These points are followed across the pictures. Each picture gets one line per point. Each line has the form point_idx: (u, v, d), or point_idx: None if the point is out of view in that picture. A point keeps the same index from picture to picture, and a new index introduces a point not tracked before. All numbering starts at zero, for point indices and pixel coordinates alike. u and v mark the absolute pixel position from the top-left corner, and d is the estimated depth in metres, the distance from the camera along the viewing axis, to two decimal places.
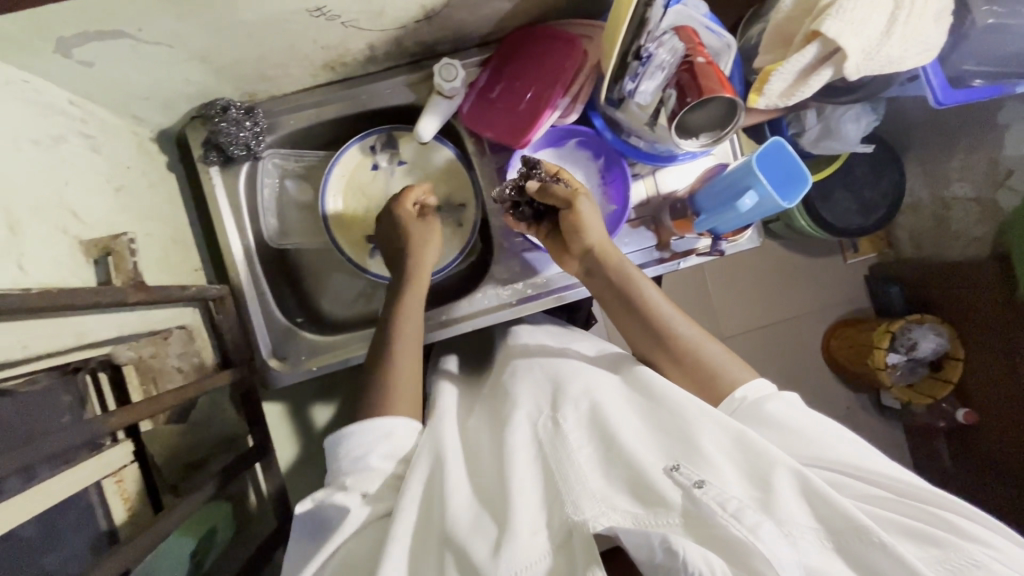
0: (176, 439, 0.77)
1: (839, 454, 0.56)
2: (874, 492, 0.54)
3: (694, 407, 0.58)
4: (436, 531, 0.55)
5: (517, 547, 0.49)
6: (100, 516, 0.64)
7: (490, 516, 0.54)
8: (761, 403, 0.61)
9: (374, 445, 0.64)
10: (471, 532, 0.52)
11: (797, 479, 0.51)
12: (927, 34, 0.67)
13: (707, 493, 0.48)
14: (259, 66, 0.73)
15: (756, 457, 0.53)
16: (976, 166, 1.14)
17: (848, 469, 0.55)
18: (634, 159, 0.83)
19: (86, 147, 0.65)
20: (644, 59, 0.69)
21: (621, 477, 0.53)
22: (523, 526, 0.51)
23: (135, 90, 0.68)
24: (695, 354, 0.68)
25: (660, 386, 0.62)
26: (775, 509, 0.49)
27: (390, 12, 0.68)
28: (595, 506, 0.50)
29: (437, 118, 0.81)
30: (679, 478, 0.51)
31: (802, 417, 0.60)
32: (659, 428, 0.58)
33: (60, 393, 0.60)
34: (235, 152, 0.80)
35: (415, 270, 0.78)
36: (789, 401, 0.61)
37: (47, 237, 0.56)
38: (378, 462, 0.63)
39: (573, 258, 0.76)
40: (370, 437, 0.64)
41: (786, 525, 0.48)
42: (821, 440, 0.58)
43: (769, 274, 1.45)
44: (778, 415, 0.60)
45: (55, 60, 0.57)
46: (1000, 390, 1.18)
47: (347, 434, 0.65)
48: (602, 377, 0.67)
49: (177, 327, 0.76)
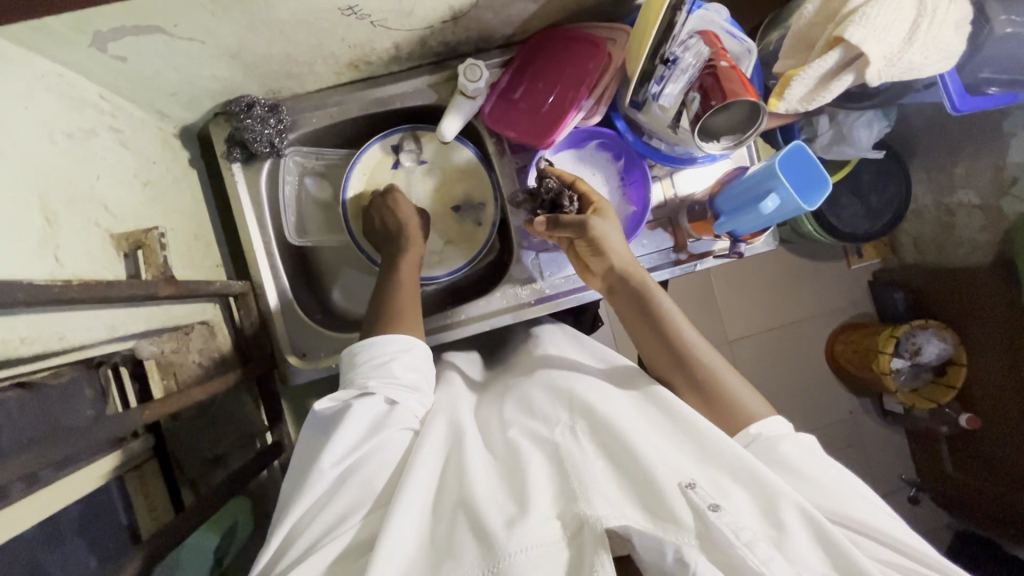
0: (196, 435, 0.77)
1: (850, 506, 0.55)
2: (888, 557, 0.52)
3: (713, 430, 0.57)
4: (451, 500, 0.55)
5: (530, 526, 0.49)
6: (122, 510, 0.64)
7: (507, 494, 0.54)
8: (777, 443, 0.59)
9: (396, 355, 0.66)
10: (486, 502, 0.52)
11: (812, 520, 0.50)
12: (947, 42, 0.68)
13: (721, 518, 0.48)
14: (286, 63, 0.73)
15: (770, 489, 0.52)
16: (980, 173, 1.16)
17: (865, 529, 0.53)
18: (654, 161, 0.84)
19: (115, 142, 0.65)
20: (671, 63, 0.70)
21: (634, 489, 0.52)
22: (537, 511, 0.50)
23: (164, 85, 0.69)
24: (713, 385, 0.65)
25: (678, 405, 0.61)
26: (786, 547, 0.48)
27: (420, 11, 0.69)
28: (610, 506, 0.50)
29: (460, 118, 0.81)
30: (693, 498, 0.50)
31: (815, 463, 0.58)
32: (676, 448, 0.57)
33: (83, 386, 0.59)
34: (258, 149, 0.80)
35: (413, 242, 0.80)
36: (803, 445, 0.60)
37: (80, 230, 0.56)
38: (399, 371, 0.65)
39: (593, 275, 0.74)
40: (393, 349, 0.66)
41: (795, 564, 0.47)
42: (839, 491, 0.56)
43: (775, 278, 1.46)
44: (791, 457, 0.58)
45: (90, 54, 0.58)
46: (1002, 395, 1.20)
47: (371, 344, 0.67)
48: (615, 391, 0.66)
49: (199, 323, 0.76)
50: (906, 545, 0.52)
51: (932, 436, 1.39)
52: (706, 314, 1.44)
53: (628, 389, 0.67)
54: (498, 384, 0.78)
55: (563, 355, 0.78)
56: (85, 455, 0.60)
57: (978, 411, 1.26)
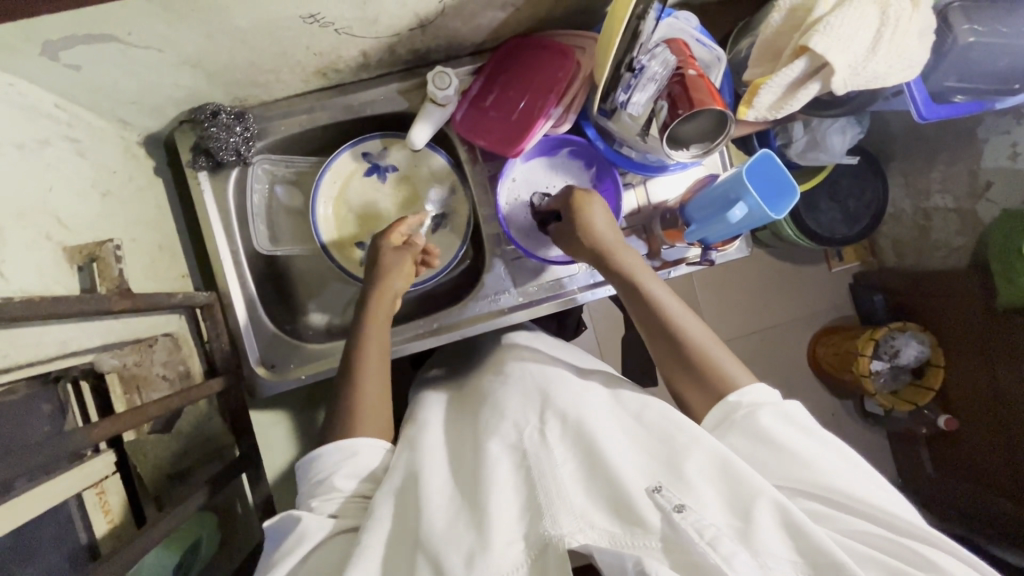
0: (159, 449, 0.75)
1: (835, 481, 0.53)
2: (865, 528, 0.51)
3: (683, 432, 0.57)
4: (410, 531, 0.55)
5: (493, 556, 0.49)
6: (80, 530, 0.63)
7: (466, 519, 0.53)
8: (753, 415, 0.59)
9: (340, 467, 0.62)
10: (447, 534, 0.52)
11: (780, 510, 0.49)
12: (911, 50, 0.68)
13: (686, 518, 0.48)
14: (251, 71, 0.72)
15: (738, 483, 0.51)
16: (956, 178, 1.17)
17: (839, 500, 0.53)
18: (625, 169, 0.84)
19: (71, 151, 0.64)
20: (637, 71, 0.69)
21: (602, 494, 0.52)
22: (500, 536, 0.51)
23: (123, 94, 0.67)
24: (702, 359, 0.65)
25: (655, 410, 0.62)
26: (753, 540, 0.47)
27: (384, 20, 0.68)
28: (573, 521, 0.49)
29: (429, 127, 0.80)
30: (660, 500, 0.50)
31: (801, 436, 0.57)
32: (646, 449, 0.57)
33: (39, 402, 0.58)
34: (224, 158, 0.79)
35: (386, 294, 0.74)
36: (788, 416, 0.59)
37: (29, 243, 0.54)
38: (345, 483, 0.61)
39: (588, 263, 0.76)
40: (336, 459, 0.63)
41: (762, 556, 0.46)
42: (815, 461, 0.55)
43: (756, 282, 1.46)
44: (777, 431, 0.57)
45: (41, 63, 0.56)
46: (980, 397, 1.21)
47: (317, 456, 0.64)
48: (590, 390, 0.67)
49: (163, 334, 0.75)
50: (886, 519, 0.51)
51: (912, 437, 1.40)
52: None
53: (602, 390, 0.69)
54: (470, 394, 0.77)
55: (546, 351, 0.79)
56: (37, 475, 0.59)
57: (957, 412, 1.27)
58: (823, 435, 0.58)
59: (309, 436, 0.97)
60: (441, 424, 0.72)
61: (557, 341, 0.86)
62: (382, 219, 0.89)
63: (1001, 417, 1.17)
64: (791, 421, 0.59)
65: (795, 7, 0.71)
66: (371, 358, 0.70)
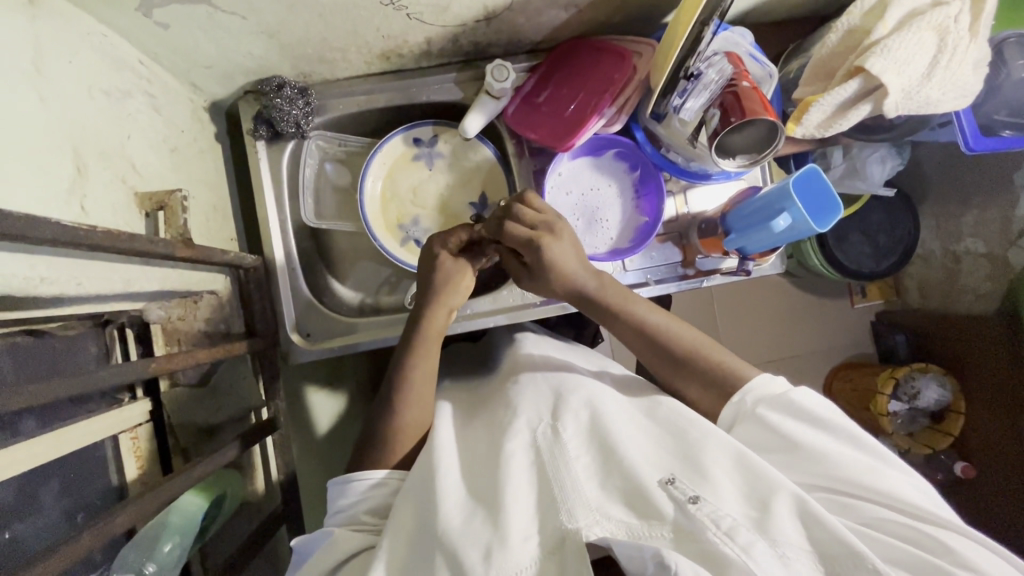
0: (192, 403, 0.76)
1: (848, 472, 0.54)
2: (882, 514, 0.52)
3: (695, 428, 0.58)
4: (425, 522, 0.55)
5: (508, 551, 0.49)
6: (112, 471, 0.65)
7: (482, 516, 0.53)
8: (759, 411, 0.60)
9: (356, 504, 0.63)
10: (463, 532, 0.52)
11: (795, 500, 0.50)
12: (964, 80, 0.70)
13: (701, 509, 0.48)
14: (320, 47, 0.75)
15: (756, 479, 0.52)
16: (990, 223, 1.15)
17: (853, 489, 0.54)
18: (670, 173, 0.86)
19: (149, 106, 0.67)
20: (694, 77, 0.72)
21: (618, 489, 0.53)
22: (516, 532, 0.51)
23: (201, 58, 0.71)
24: (695, 359, 0.68)
25: (666, 407, 0.63)
26: (769, 529, 0.48)
27: (455, 9, 0.71)
28: (589, 515, 0.50)
29: (482, 117, 0.83)
30: (673, 492, 0.51)
31: (808, 426, 0.57)
32: (663, 448, 0.58)
33: (88, 343, 0.63)
34: (284, 129, 0.82)
35: (449, 307, 0.75)
36: (787, 406, 0.59)
37: (107, 183, 0.58)
38: (368, 516, 0.62)
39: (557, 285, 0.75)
40: (354, 495, 0.63)
41: (780, 546, 0.47)
42: (828, 455, 0.55)
43: (777, 309, 1.46)
44: (779, 423, 0.58)
45: (136, 18, 0.60)
46: (1002, 446, 1.18)
47: (339, 489, 0.64)
48: (602, 388, 0.68)
49: (209, 292, 0.77)
50: (900, 503, 0.52)
51: None
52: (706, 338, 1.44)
53: (633, 397, 0.68)
54: (488, 394, 0.76)
55: (565, 354, 0.81)
56: (77, 410, 0.62)
57: (975, 460, 1.25)
58: (830, 421, 0.58)
59: (324, 410, 0.99)
60: (459, 421, 0.71)
61: (572, 345, 0.89)
62: (426, 204, 0.91)
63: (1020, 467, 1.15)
64: (795, 412, 0.58)
65: (852, 28, 0.73)
66: (425, 347, 0.73)
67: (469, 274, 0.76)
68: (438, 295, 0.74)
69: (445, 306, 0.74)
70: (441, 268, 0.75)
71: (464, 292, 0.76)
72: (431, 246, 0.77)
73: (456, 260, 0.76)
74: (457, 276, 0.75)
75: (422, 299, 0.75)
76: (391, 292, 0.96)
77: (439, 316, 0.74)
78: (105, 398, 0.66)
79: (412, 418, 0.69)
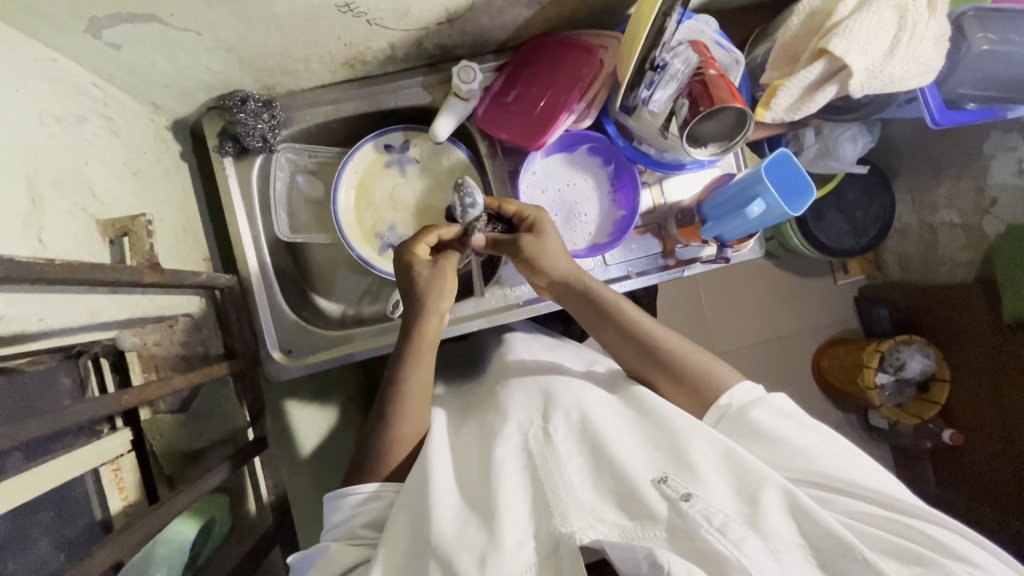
0: (175, 431, 0.76)
1: (829, 468, 0.55)
2: (866, 508, 0.52)
3: (684, 421, 0.58)
4: (419, 536, 0.54)
5: (504, 559, 0.49)
6: (95, 505, 0.63)
7: (476, 523, 0.53)
8: (745, 413, 0.60)
9: (353, 517, 0.62)
10: (458, 540, 0.51)
11: (785, 493, 0.50)
12: (927, 56, 0.70)
13: (694, 506, 0.48)
14: (281, 58, 0.73)
15: (745, 472, 0.52)
16: (964, 193, 1.17)
17: (835, 484, 0.54)
18: (644, 166, 0.86)
19: (106, 129, 0.65)
20: (660, 69, 0.72)
21: (610, 489, 0.53)
22: (511, 537, 0.50)
23: (157, 77, 0.69)
24: (678, 362, 0.68)
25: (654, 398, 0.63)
26: (760, 524, 0.48)
27: (416, 12, 0.70)
28: (583, 518, 0.49)
29: (452, 120, 0.82)
30: (666, 491, 0.51)
31: (791, 425, 0.58)
32: (652, 444, 0.57)
33: (60, 376, 0.58)
34: (251, 144, 0.80)
35: (438, 312, 0.73)
36: (774, 409, 0.60)
37: (65, 212, 0.56)
38: (364, 529, 0.61)
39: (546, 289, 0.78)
40: (349, 509, 0.63)
41: (771, 541, 0.47)
42: (810, 451, 0.56)
43: (761, 291, 1.47)
44: (765, 424, 0.58)
45: (83, 39, 0.58)
46: (988, 411, 1.20)
47: (334, 504, 0.64)
48: (591, 387, 0.68)
49: (184, 315, 0.76)
50: (882, 497, 0.53)
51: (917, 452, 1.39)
52: (693, 325, 1.45)
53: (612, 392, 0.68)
54: (477, 400, 0.76)
55: (552, 354, 0.81)
56: (57, 446, 0.60)
57: (962, 427, 1.27)
58: (809, 423, 0.59)
59: (312, 425, 0.98)
60: (448, 428, 0.71)
61: (560, 341, 0.90)
62: (402, 212, 0.90)
63: (1006, 431, 1.17)
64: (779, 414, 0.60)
65: (813, 11, 0.74)
66: (421, 353, 0.72)
67: (452, 272, 0.74)
68: (426, 301, 0.72)
69: (437, 311, 0.73)
70: (420, 275, 0.73)
71: (453, 291, 0.75)
72: (402, 257, 0.75)
73: (435, 263, 0.74)
74: (438, 279, 0.73)
75: (410, 308, 0.73)
76: (373, 302, 0.95)
77: (433, 320, 0.73)
78: (83, 430, 0.64)
79: (399, 429, 0.68)
